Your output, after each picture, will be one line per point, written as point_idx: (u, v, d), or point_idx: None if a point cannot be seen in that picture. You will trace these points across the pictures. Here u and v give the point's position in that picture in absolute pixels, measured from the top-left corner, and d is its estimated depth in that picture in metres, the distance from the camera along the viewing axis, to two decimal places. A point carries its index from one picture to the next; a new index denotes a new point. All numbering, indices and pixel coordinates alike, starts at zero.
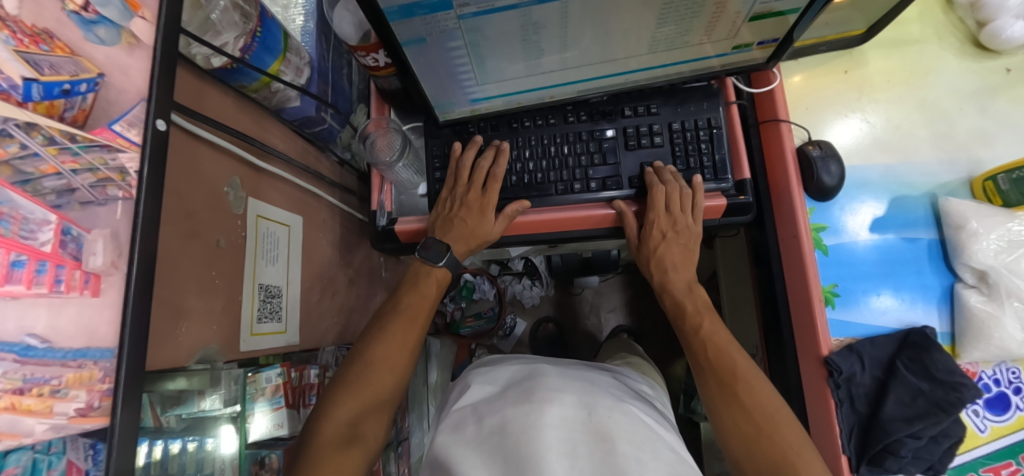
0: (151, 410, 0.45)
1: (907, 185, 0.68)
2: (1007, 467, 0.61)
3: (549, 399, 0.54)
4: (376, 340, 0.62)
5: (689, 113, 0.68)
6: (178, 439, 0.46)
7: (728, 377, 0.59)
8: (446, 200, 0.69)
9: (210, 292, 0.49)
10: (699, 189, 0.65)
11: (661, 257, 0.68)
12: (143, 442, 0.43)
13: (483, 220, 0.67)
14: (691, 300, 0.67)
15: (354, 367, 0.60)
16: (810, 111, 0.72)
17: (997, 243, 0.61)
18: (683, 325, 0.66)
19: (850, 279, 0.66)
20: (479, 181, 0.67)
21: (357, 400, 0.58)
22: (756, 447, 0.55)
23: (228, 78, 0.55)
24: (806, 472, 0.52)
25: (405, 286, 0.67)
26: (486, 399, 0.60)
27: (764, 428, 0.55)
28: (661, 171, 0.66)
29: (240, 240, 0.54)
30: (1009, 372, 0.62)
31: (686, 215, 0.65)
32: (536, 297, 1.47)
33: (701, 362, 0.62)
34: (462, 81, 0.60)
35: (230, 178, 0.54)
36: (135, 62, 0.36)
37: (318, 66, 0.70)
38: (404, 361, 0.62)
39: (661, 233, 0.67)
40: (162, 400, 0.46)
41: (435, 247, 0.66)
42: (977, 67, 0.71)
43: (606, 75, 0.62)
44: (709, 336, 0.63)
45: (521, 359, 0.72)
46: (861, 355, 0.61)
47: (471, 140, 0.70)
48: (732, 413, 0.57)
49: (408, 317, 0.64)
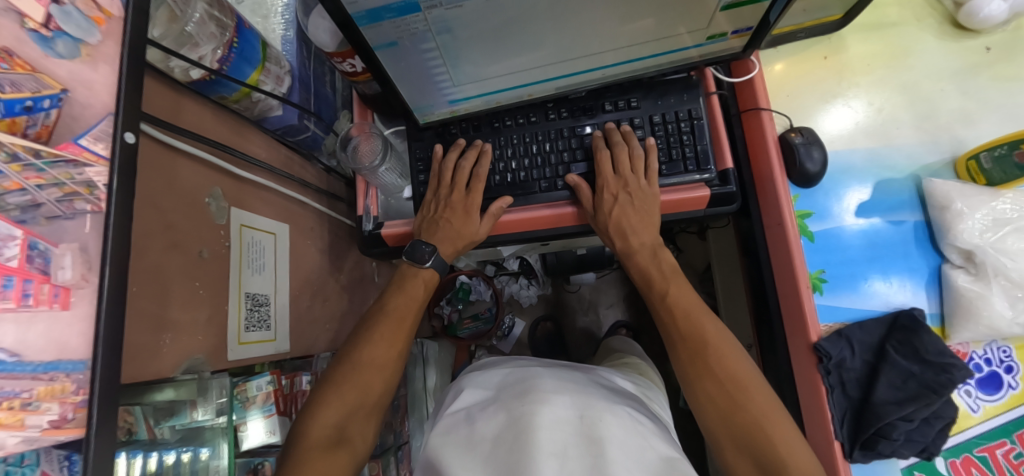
0: (144, 422, 0.47)
1: (891, 168, 0.67)
2: (1001, 447, 0.60)
3: (542, 401, 0.54)
4: (364, 343, 0.62)
5: (669, 105, 0.68)
6: (172, 449, 0.47)
7: (697, 345, 0.59)
8: (431, 202, 0.70)
9: (195, 303, 0.50)
10: (652, 150, 0.66)
11: (619, 222, 0.66)
12: (138, 454, 0.45)
13: (467, 220, 0.68)
14: (657, 267, 0.66)
15: (342, 370, 0.60)
16: (791, 98, 0.72)
17: (981, 222, 0.60)
18: (650, 293, 0.66)
19: (837, 265, 0.65)
20: (462, 182, 0.68)
21: (346, 403, 0.58)
22: (732, 416, 0.55)
23: (206, 90, 0.56)
24: (780, 438, 0.52)
25: (393, 288, 0.68)
26: (479, 403, 0.60)
27: (737, 398, 0.55)
28: (612, 135, 0.67)
29: (223, 251, 0.54)
30: (1000, 351, 0.62)
31: (636, 176, 0.66)
32: (532, 297, 1.47)
33: (670, 331, 0.62)
34: (438, 83, 0.60)
35: (211, 188, 0.54)
36: (100, 77, 0.36)
37: (299, 75, 0.71)
38: (393, 362, 0.62)
39: (613, 196, 0.66)
40: (156, 411, 0.48)
41: (421, 248, 0.66)
42: (956, 46, 0.71)
43: (583, 70, 0.62)
44: (675, 303, 0.62)
45: (515, 362, 0.72)
46: (850, 340, 0.61)
47: (454, 142, 0.70)
48: (703, 381, 0.57)
49: (397, 318, 0.64)
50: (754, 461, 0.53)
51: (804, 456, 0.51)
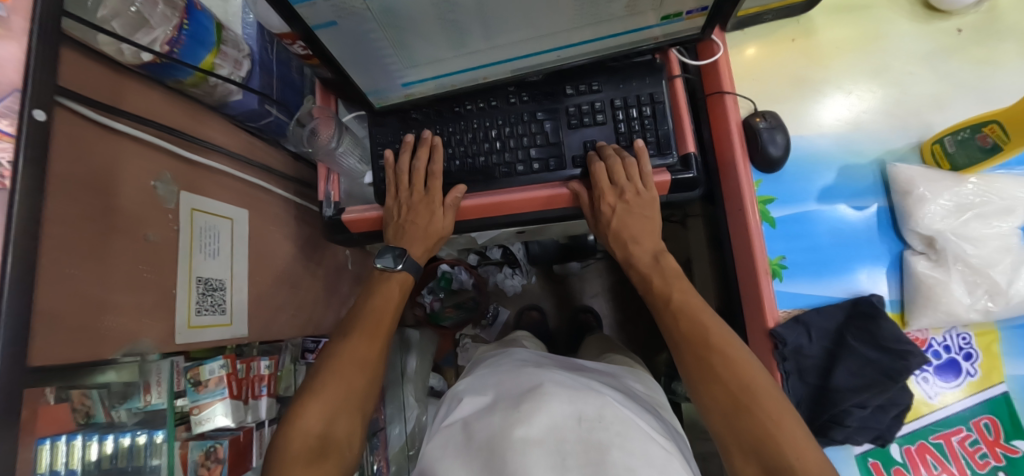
0: (101, 406, 0.48)
1: (857, 153, 0.66)
2: (957, 434, 0.59)
3: (536, 408, 0.53)
4: (341, 344, 0.62)
5: (632, 89, 0.66)
6: (128, 433, 0.49)
7: (703, 349, 0.57)
8: (393, 208, 0.69)
9: (140, 287, 0.49)
10: (643, 153, 0.64)
11: (619, 230, 0.66)
12: (91, 438, 0.46)
13: (433, 217, 0.67)
14: (658, 272, 0.65)
15: (322, 373, 0.59)
16: (757, 82, 0.70)
17: (945, 206, 0.59)
18: (654, 300, 0.64)
19: (800, 251, 0.65)
20: (420, 182, 0.67)
21: (329, 404, 0.57)
22: (737, 419, 0.54)
23: (161, 74, 0.55)
24: (788, 440, 0.51)
25: (365, 294, 0.68)
26: (478, 409, 0.59)
27: (742, 400, 0.54)
28: (603, 148, 0.65)
29: (172, 234, 0.54)
30: (960, 338, 0.61)
31: (632, 183, 0.64)
32: (517, 285, 1.46)
33: (676, 337, 0.60)
34: (388, 65, 0.59)
35: (158, 172, 0.53)
36: (9, 55, 0.36)
37: (260, 59, 0.71)
38: (372, 362, 0.62)
39: (611, 207, 0.65)
40: (110, 395, 0.49)
41: (389, 253, 0.67)
42: (928, 28, 0.69)
43: (538, 52, 0.60)
44: (681, 307, 0.61)
45: (514, 361, 0.72)
46: (808, 327, 0.60)
47: (404, 141, 0.69)
48: (710, 388, 0.56)
49: (376, 320, 0.64)
50: (760, 463, 0.52)
51: (812, 458, 0.50)
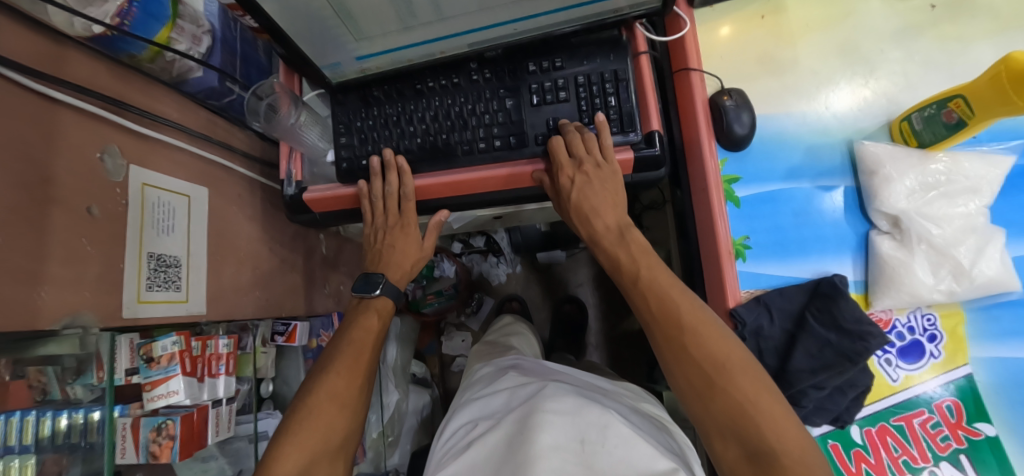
0: (57, 383, 0.51)
1: (826, 132, 0.65)
2: (919, 416, 0.59)
3: (539, 427, 0.54)
4: (319, 382, 0.61)
5: (595, 66, 0.65)
6: (83, 408, 0.53)
7: (673, 330, 0.56)
8: (371, 232, 0.72)
9: (80, 260, 0.48)
10: (603, 128, 0.62)
11: (579, 204, 0.64)
12: (47, 413, 0.50)
13: (409, 238, 0.71)
14: (622, 250, 0.63)
15: (297, 415, 0.58)
16: (725, 60, 0.69)
17: (910, 185, 0.58)
18: (621, 279, 0.63)
19: (764, 231, 0.64)
20: (393, 206, 0.69)
21: (307, 447, 0.56)
22: (713, 403, 0.53)
23: (109, 47, 0.54)
24: (767, 424, 0.51)
25: (346, 327, 0.68)
26: (487, 431, 0.61)
27: (716, 382, 0.53)
28: (564, 125, 0.64)
29: (118, 209, 0.53)
30: (924, 319, 0.60)
31: (591, 155, 0.63)
32: (501, 275, 1.48)
33: (646, 316, 0.58)
34: (338, 38, 0.59)
35: (105, 145, 0.53)
36: None
37: (221, 36, 0.70)
38: (352, 399, 0.62)
39: (570, 180, 0.63)
40: (65, 372, 0.52)
41: (368, 281, 0.70)
42: (901, 5, 0.67)
43: (494, 25, 0.59)
44: (649, 286, 0.59)
45: (515, 376, 0.73)
46: (769, 307, 0.59)
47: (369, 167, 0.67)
48: (684, 368, 0.55)
49: (353, 354, 0.64)
50: (744, 451, 0.52)
51: (795, 438, 0.50)
